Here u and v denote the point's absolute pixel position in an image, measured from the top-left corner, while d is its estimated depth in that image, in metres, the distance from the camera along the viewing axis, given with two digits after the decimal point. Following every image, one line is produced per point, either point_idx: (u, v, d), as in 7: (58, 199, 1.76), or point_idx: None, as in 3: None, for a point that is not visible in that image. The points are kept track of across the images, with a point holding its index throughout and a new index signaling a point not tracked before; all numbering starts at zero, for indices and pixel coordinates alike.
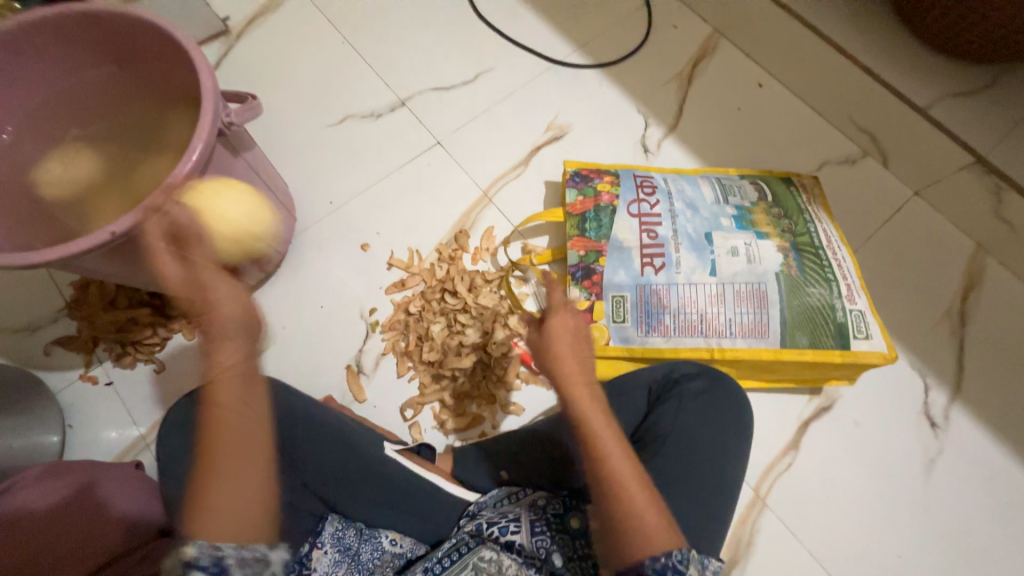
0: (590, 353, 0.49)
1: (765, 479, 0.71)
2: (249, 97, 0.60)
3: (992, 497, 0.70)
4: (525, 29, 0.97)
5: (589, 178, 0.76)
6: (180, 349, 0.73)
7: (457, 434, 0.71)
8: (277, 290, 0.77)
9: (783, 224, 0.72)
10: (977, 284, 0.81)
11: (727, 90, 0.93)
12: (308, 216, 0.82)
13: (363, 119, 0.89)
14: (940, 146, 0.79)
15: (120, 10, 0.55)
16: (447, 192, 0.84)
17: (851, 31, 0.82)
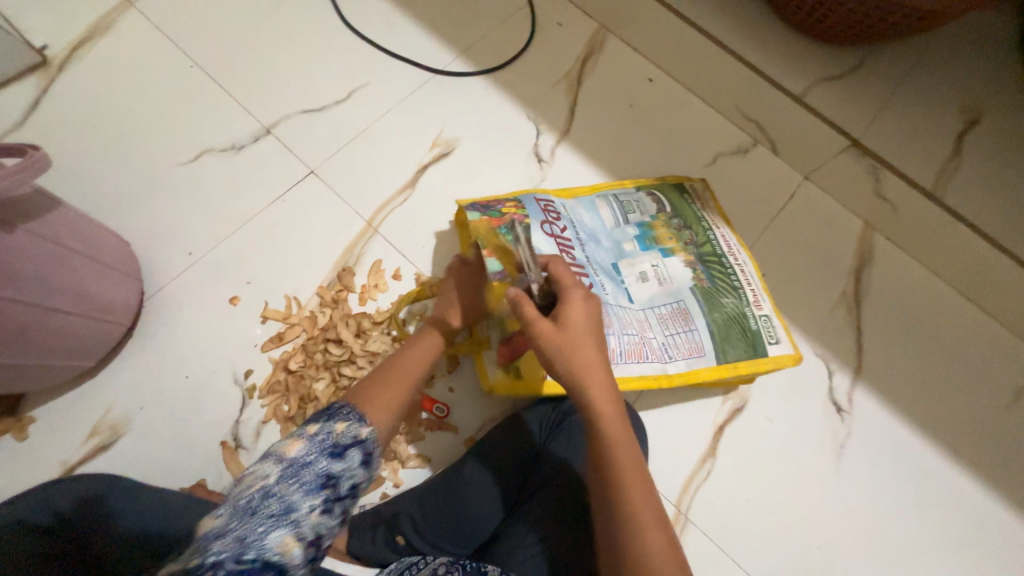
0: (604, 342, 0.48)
1: (685, 492, 0.69)
2: (32, 148, 0.49)
3: (897, 472, 0.72)
4: (400, 37, 0.89)
5: (490, 206, 0.68)
6: (10, 454, 0.61)
7: (356, 500, 0.64)
8: (130, 365, 0.66)
9: (685, 237, 0.72)
10: (868, 262, 0.83)
11: (617, 88, 0.90)
12: (162, 273, 0.71)
13: (222, 153, 0.78)
14: (819, 132, 0.80)
15: None
16: (326, 227, 0.76)
17: (725, 21, 0.81)
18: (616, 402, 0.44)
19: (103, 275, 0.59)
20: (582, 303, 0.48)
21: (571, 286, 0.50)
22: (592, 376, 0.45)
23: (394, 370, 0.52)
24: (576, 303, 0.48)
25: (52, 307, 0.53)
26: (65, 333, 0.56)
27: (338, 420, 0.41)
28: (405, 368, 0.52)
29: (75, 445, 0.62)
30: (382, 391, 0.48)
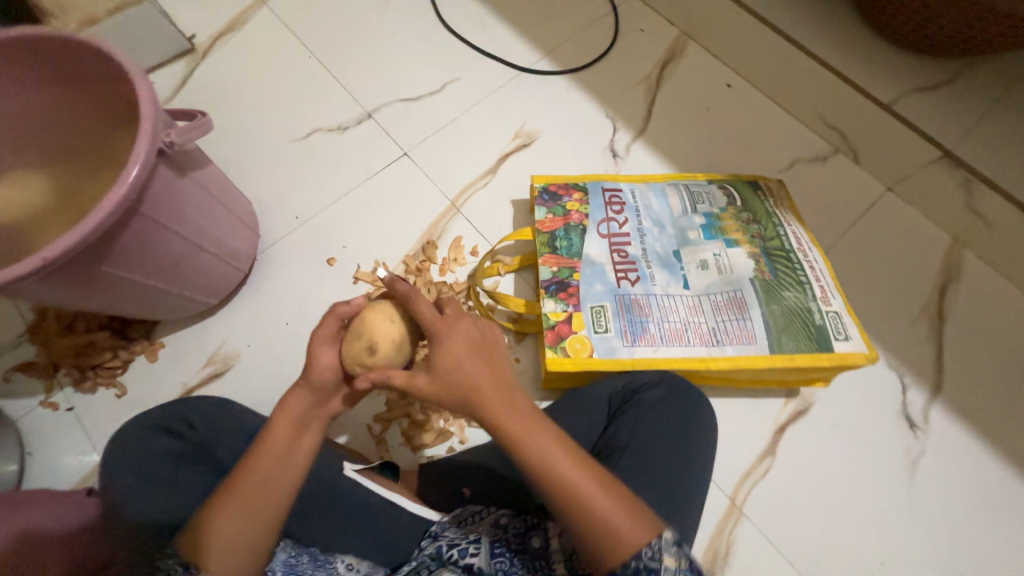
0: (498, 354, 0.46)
1: (741, 486, 0.69)
2: (199, 114, 0.58)
3: (976, 498, 0.68)
4: (492, 37, 0.96)
5: (558, 196, 0.75)
6: (143, 372, 0.71)
7: (425, 450, 0.69)
8: (242, 309, 0.75)
9: (753, 230, 0.72)
10: (954, 279, 0.80)
11: (696, 92, 0.93)
12: (274, 232, 0.80)
13: (330, 132, 0.88)
14: (906, 141, 0.78)
15: (65, 35, 0.52)
16: (414, 203, 0.84)
17: (813, 30, 0.82)
18: (520, 414, 0.42)
19: (235, 225, 0.68)
20: (458, 326, 0.46)
21: (442, 323, 0.46)
22: (486, 388, 0.43)
23: (255, 477, 0.42)
24: (456, 325, 0.46)
25: (202, 247, 0.62)
26: (205, 269, 0.65)
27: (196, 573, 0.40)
28: (264, 466, 0.43)
29: (195, 370, 0.72)
30: (231, 520, 0.41)
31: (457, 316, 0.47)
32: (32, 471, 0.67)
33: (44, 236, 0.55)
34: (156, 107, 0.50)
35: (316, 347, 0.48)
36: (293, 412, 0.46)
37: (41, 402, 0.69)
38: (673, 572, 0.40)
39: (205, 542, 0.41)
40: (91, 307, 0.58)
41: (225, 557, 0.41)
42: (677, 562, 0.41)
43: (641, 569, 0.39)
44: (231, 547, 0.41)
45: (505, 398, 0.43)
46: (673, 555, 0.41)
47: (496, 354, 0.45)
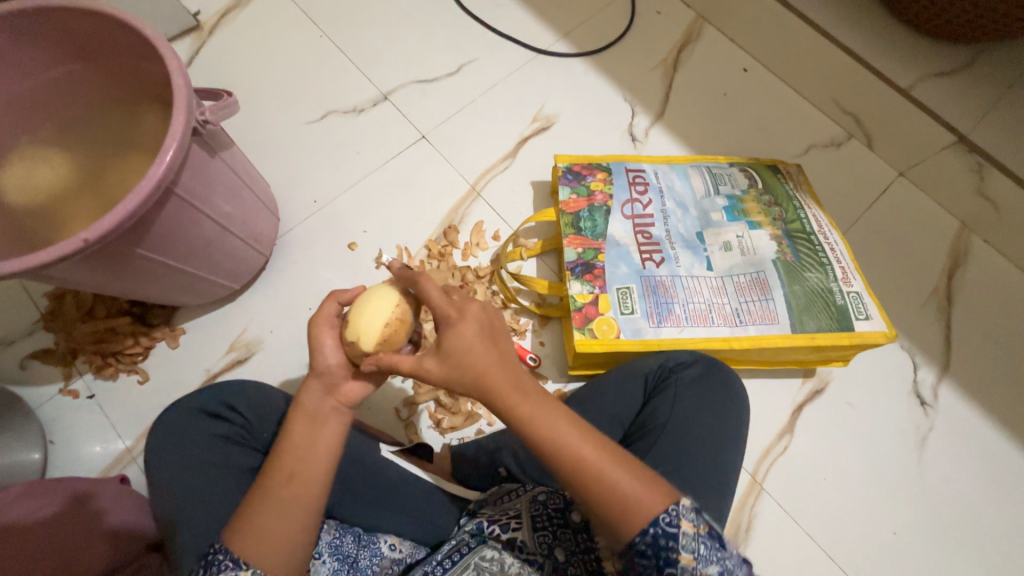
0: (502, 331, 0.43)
1: (762, 463, 0.71)
2: (225, 93, 0.56)
3: (982, 469, 0.72)
4: (508, 18, 0.95)
5: (582, 176, 0.74)
6: (165, 358, 0.71)
7: (454, 433, 0.70)
8: (263, 294, 0.75)
9: (774, 212, 0.73)
10: (963, 262, 0.82)
11: (713, 75, 0.93)
12: (293, 217, 0.79)
13: (346, 114, 0.86)
14: (922, 125, 0.79)
15: (84, 6, 0.50)
16: (434, 187, 0.83)
17: (833, 12, 0.82)
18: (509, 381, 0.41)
19: (260, 209, 0.68)
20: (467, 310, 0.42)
21: (450, 306, 0.42)
22: (489, 372, 0.40)
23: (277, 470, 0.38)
24: (466, 308, 0.42)
25: (230, 230, 0.62)
26: (231, 253, 0.65)
27: (243, 564, 0.36)
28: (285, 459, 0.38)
29: (217, 356, 0.71)
30: (274, 514, 0.38)
31: (466, 298, 0.43)
32: (56, 458, 0.66)
33: (68, 219, 0.53)
34: (191, 86, 0.49)
35: (316, 331, 0.44)
36: (308, 407, 0.42)
37: (61, 389, 0.69)
38: (693, 539, 0.36)
39: (244, 535, 0.37)
40: (118, 291, 0.57)
41: (265, 551, 0.37)
42: (696, 528, 0.37)
43: (660, 535, 0.36)
44: (277, 545, 0.37)
45: (510, 377, 0.41)
46: (691, 520, 0.37)
47: (501, 333, 0.43)
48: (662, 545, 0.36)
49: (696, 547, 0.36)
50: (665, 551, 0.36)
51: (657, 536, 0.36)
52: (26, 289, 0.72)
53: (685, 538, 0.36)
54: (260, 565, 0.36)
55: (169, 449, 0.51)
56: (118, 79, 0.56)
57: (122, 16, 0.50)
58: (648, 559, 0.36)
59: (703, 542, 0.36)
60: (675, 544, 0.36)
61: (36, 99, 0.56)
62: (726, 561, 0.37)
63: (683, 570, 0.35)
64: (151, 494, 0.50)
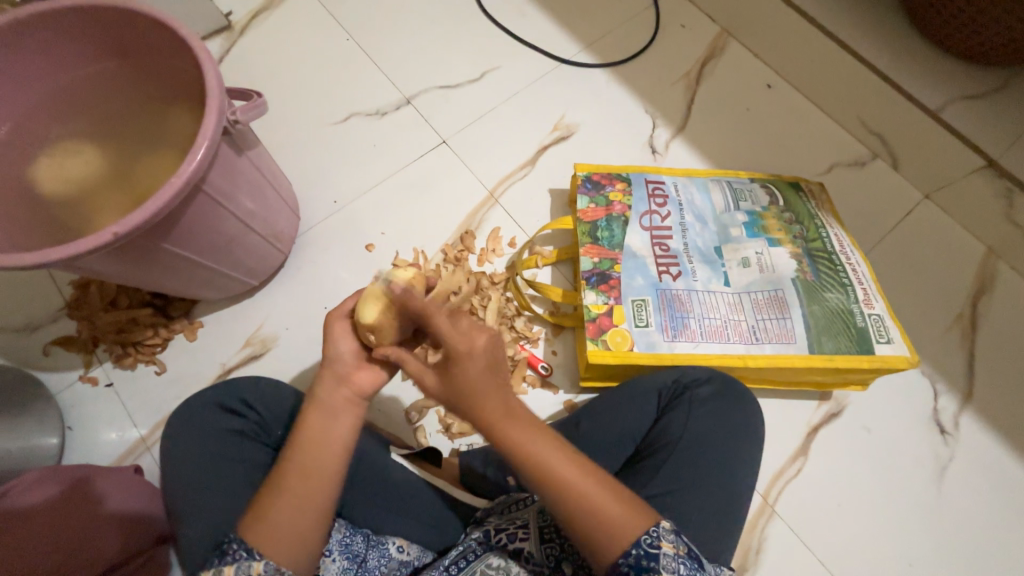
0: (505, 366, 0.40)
1: (774, 485, 0.70)
2: (254, 93, 0.57)
3: (1003, 503, 0.69)
4: (532, 27, 0.95)
5: (601, 185, 0.74)
6: (182, 350, 0.72)
7: (463, 438, 0.70)
8: (280, 291, 0.75)
9: (795, 230, 0.72)
10: (988, 288, 0.80)
11: (736, 90, 0.92)
12: (313, 216, 0.80)
13: (369, 117, 0.87)
14: (950, 148, 0.78)
15: (125, 5, 0.52)
16: (453, 192, 0.83)
17: (861, 31, 0.81)
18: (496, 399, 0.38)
19: (282, 207, 0.69)
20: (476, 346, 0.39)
21: (459, 340, 0.38)
22: (486, 401, 0.38)
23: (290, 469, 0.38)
24: (473, 347, 0.38)
25: (252, 227, 0.63)
26: (252, 250, 0.66)
27: (258, 555, 0.37)
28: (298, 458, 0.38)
29: (233, 350, 0.72)
30: (287, 512, 0.38)
31: (478, 329, 0.39)
32: (72, 443, 0.67)
33: (98, 211, 0.54)
34: (223, 87, 0.50)
35: (332, 322, 0.45)
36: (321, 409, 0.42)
37: (81, 376, 0.70)
38: (673, 559, 0.37)
39: (259, 529, 0.38)
40: (141, 283, 0.58)
41: (277, 546, 0.38)
42: (675, 548, 0.38)
43: (642, 556, 0.37)
44: (288, 541, 0.38)
45: (505, 409, 0.39)
46: (671, 541, 0.38)
47: (506, 371, 0.40)
48: (644, 566, 0.36)
49: (676, 566, 0.37)
50: (645, 572, 0.36)
51: (639, 558, 0.37)
52: (52, 277, 0.74)
53: (666, 559, 0.37)
54: (273, 559, 0.37)
55: (184, 440, 0.51)
56: (152, 76, 0.58)
57: (162, 16, 0.51)
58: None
59: (682, 563, 0.37)
60: (656, 564, 0.37)
61: (73, 93, 0.58)
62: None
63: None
64: (166, 485, 0.51)
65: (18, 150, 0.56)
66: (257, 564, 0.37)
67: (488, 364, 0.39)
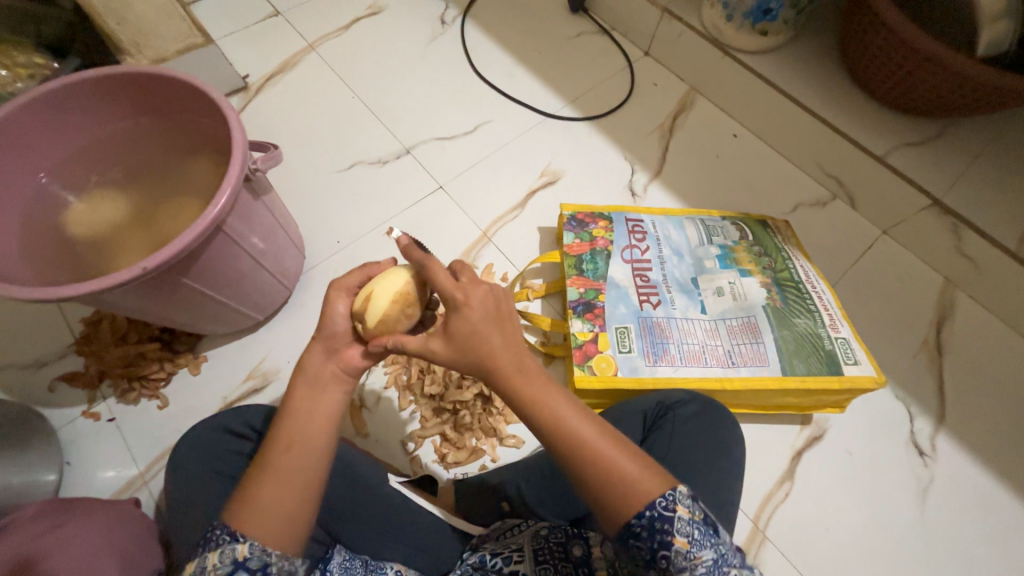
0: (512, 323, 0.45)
1: (762, 510, 0.72)
2: (271, 145, 0.63)
3: (986, 524, 0.71)
4: (520, 86, 1.06)
5: (585, 223, 0.81)
6: (185, 384, 0.74)
7: (457, 467, 0.71)
8: (283, 326, 0.79)
9: (764, 262, 0.78)
10: (949, 316, 0.86)
11: (706, 139, 1.02)
12: (317, 255, 0.86)
13: (371, 165, 0.95)
14: (898, 189, 0.86)
15: (163, 71, 0.59)
16: (449, 232, 0.89)
17: (811, 89, 0.92)
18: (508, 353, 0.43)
19: (290, 246, 0.74)
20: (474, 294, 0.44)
21: (458, 289, 0.44)
22: (492, 347, 0.42)
23: (297, 485, 0.40)
24: (473, 291, 0.44)
25: (262, 264, 0.68)
26: (261, 286, 0.70)
27: (242, 537, 0.38)
28: (303, 474, 0.40)
29: (235, 384, 0.75)
30: (269, 520, 0.38)
31: (474, 282, 0.45)
32: (69, 480, 0.68)
33: (123, 251, 0.59)
34: (247, 141, 0.56)
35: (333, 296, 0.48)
36: None
37: (84, 411, 0.72)
38: (688, 523, 0.38)
39: (247, 521, 0.38)
40: (157, 317, 0.62)
41: (268, 531, 0.38)
42: (692, 514, 0.38)
43: (656, 518, 0.38)
44: (268, 526, 0.38)
45: (514, 356, 0.43)
46: (688, 506, 0.38)
47: (509, 315, 0.45)
48: (658, 528, 0.38)
49: (690, 531, 0.38)
50: (659, 534, 0.37)
51: (653, 519, 0.38)
52: (64, 314, 0.77)
53: (680, 523, 0.38)
54: (259, 539, 0.38)
55: (188, 467, 0.53)
56: (181, 131, 0.64)
57: (195, 80, 0.58)
58: (643, 542, 0.38)
59: (697, 528, 0.38)
60: (669, 527, 0.38)
61: (107, 147, 0.64)
62: (720, 547, 0.38)
63: (677, 554, 0.37)
64: (169, 513, 0.52)
65: (51, 197, 0.61)
66: (241, 547, 0.37)
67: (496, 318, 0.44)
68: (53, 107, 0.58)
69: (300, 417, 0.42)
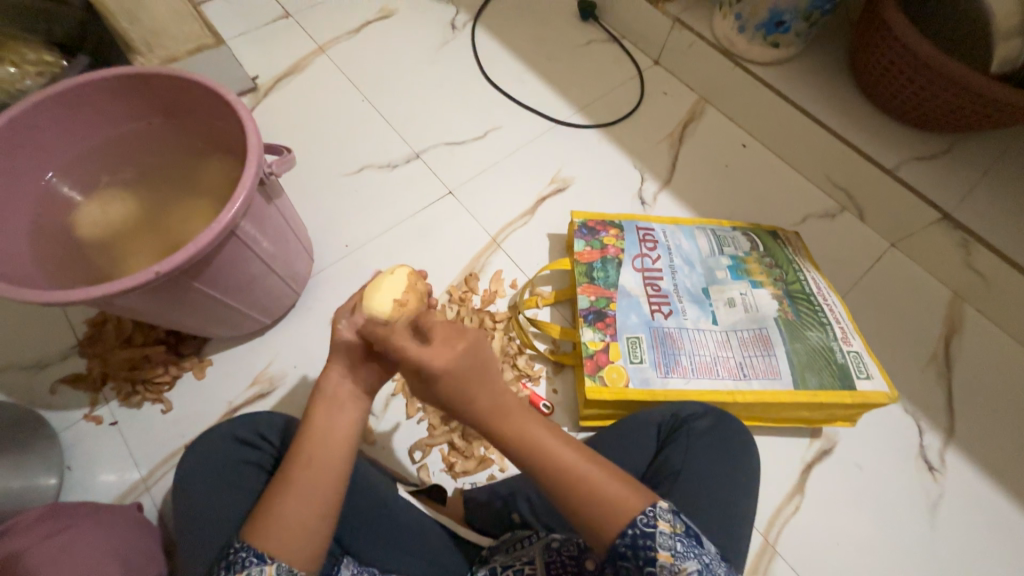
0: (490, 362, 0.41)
1: (773, 524, 0.71)
2: (284, 148, 0.63)
3: (996, 540, 0.71)
4: (530, 92, 1.06)
5: (596, 231, 0.80)
6: (190, 388, 0.73)
7: (466, 476, 0.71)
8: (290, 330, 0.78)
9: (775, 274, 0.78)
10: (958, 330, 0.86)
11: (715, 149, 1.02)
12: (325, 258, 0.85)
13: (380, 169, 0.94)
14: (908, 202, 0.86)
15: (177, 72, 0.58)
16: (458, 237, 0.89)
17: (821, 101, 0.92)
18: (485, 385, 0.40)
19: (300, 250, 0.74)
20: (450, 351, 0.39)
21: (437, 340, 0.40)
22: (473, 395, 0.40)
23: (315, 497, 0.40)
24: (451, 345, 0.40)
25: (273, 268, 0.67)
26: (270, 289, 0.69)
27: (269, 559, 0.38)
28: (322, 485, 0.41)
29: (241, 389, 0.73)
30: (295, 534, 0.39)
31: (452, 332, 0.40)
32: (70, 485, 0.67)
33: (133, 253, 0.58)
34: (262, 144, 0.56)
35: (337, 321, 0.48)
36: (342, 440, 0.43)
37: (86, 415, 0.70)
38: (669, 537, 0.38)
39: (274, 539, 0.38)
40: (166, 320, 0.61)
41: (294, 550, 0.39)
42: (672, 527, 0.39)
43: (638, 536, 0.38)
44: (291, 541, 0.39)
45: (496, 401, 0.41)
46: (668, 520, 0.39)
47: (489, 361, 0.41)
48: (640, 544, 0.38)
49: (673, 545, 0.38)
50: (643, 551, 0.37)
51: (636, 537, 0.38)
52: (67, 316, 0.76)
53: (662, 537, 0.38)
54: (286, 560, 0.38)
55: (197, 476, 0.53)
56: (194, 133, 0.64)
57: (209, 82, 0.58)
58: (628, 560, 0.38)
59: (679, 541, 0.38)
60: (652, 543, 0.38)
61: (119, 147, 0.63)
62: (705, 557, 0.38)
63: (660, 567, 0.36)
64: (177, 521, 0.51)
65: (60, 197, 0.60)
66: (269, 567, 0.38)
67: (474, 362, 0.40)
68: (64, 107, 0.58)
69: (320, 428, 0.43)
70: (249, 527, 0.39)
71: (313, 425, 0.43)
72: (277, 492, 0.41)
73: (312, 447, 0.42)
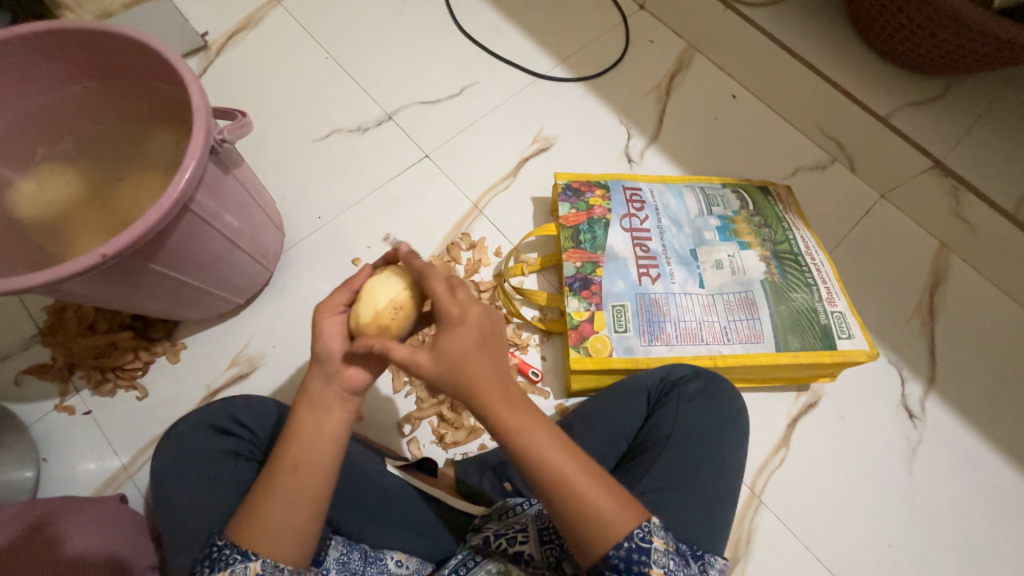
0: (500, 355, 0.41)
1: (759, 477, 0.73)
2: (237, 112, 0.57)
3: (969, 478, 0.74)
4: (508, 43, 0.98)
5: (581, 192, 0.77)
6: (164, 373, 0.70)
7: (457, 448, 0.70)
8: (266, 308, 0.75)
9: (764, 233, 0.76)
10: (943, 280, 0.86)
11: (704, 101, 0.97)
12: (297, 231, 0.80)
13: (351, 133, 0.88)
14: (901, 151, 0.84)
15: (103, 28, 0.52)
16: (437, 203, 0.85)
17: (814, 44, 0.87)
18: (490, 369, 0.40)
19: (267, 224, 0.69)
20: (471, 312, 0.41)
21: (454, 304, 0.42)
22: (481, 376, 0.39)
23: (293, 482, 0.39)
24: (469, 308, 0.42)
25: (239, 245, 0.63)
26: (238, 268, 0.66)
27: (253, 555, 0.38)
28: (303, 471, 0.39)
29: (219, 371, 0.71)
30: (276, 517, 0.38)
31: (472, 301, 0.42)
32: (47, 476, 0.65)
33: (80, 235, 0.53)
34: (209, 107, 0.50)
35: (321, 315, 0.44)
36: (315, 425, 0.41)
37: (56, 406, 0.68)
38: (662, 554, 0.39)
39: (264, 537, 0.38)
40: (127, 304, 0.57)
41: (285, 543, 0.38)
42: (665, 544, 0.39)
43: (633, 550, 0.38)
44: (281, 530, 0.38)
45: (504, 390, 0.40)
46: (661, 536, 0.39)
47: (500, 340, 0.42)
48: (635, 559, 0.38)
49: (665, 561, 0.39)
50: (636, 565, 0.38)
51: (631, 551, 0.38)
52: (23, 304, 0.72)
53: (656, 554, 0.38)
54: (271, 556, 0.38)
55: (176, 464, 0.51)
56: (134, 97, 0.58)
57: (143, 39, 0.51)
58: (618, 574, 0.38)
59: (669, 558, 0.39)
60: (647, 558, 0.38)
61: (54, 115, 0.57)
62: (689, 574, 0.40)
63: None
64: (161, 508, 0.50)
65: None
66: (253, 564, 0.37)
67: (484, 348, 0.41)
68: None
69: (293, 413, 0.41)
70: (239, 529, 0.38)
71: (298, 412, 0.42)
72: (260, 480, 0.40)
73: (288, 434, 0.40)
